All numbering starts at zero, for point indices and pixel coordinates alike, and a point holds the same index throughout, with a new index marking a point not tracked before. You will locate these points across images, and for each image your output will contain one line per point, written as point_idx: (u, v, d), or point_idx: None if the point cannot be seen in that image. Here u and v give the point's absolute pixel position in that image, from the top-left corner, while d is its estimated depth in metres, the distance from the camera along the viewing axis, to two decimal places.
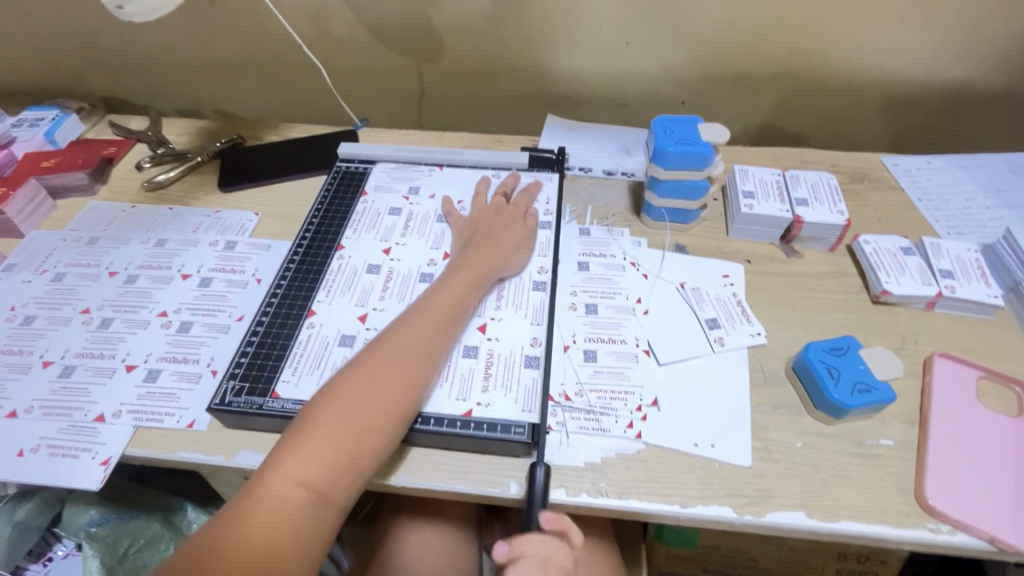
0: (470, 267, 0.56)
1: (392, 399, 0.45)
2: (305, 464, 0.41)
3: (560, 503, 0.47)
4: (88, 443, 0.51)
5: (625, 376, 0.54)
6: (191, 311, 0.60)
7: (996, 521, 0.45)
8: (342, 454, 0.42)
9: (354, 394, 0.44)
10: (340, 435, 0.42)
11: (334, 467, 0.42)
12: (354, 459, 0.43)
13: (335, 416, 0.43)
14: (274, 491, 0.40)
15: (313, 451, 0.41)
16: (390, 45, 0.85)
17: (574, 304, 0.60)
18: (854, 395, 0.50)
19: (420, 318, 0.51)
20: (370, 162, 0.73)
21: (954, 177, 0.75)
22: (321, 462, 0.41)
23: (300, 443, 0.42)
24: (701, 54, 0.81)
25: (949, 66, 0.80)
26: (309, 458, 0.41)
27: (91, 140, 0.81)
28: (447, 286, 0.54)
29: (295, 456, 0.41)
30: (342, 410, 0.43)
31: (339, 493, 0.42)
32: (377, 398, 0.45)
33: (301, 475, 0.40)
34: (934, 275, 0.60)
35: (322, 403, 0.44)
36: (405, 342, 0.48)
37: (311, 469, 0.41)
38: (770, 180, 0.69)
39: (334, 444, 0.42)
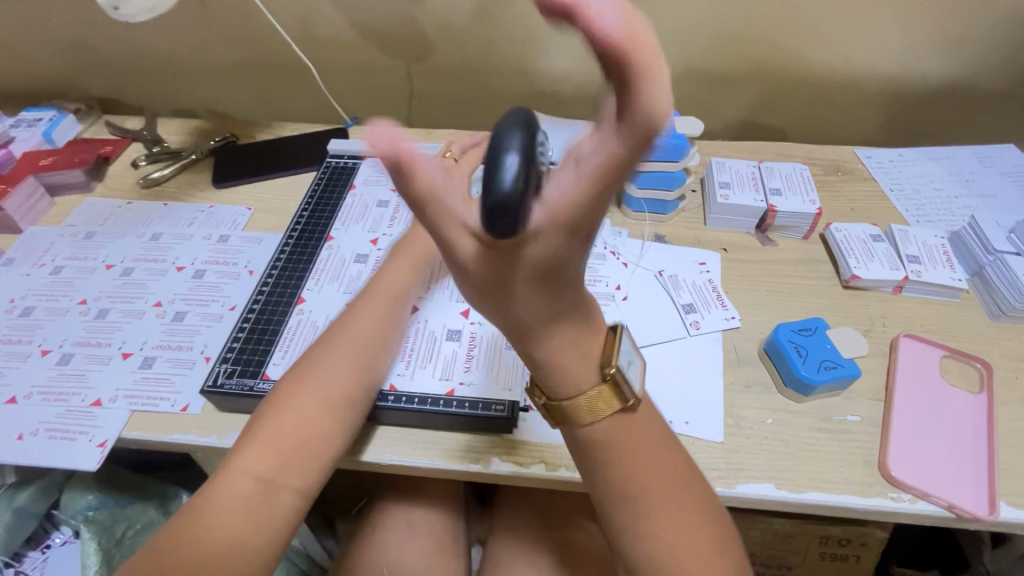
0: (404, 258, 0.58)
1: (337, 390, 0.47)
2: (254, 457, 0.42)
3: (540, 478, 0.49)
4: (85, 426, 0.53)
5: None
6: (184, 301, 0.62)
7: (955, 490, 0.47)
8: (287, 445, 0.44)
9: (300, 388, 0.47)
10: (286, 429, 0.44)
11: (281, 458, 0.43)
12: (300, 448, 0.44)
13: (284, 412, 0.45)
14: (229, 485, 0.40)
15: (260, 445, 0.43)
16: (379, 46, 0.88)
17: None
18: (821, 373, 0.52)
19: (362, 312, 0.53)
20: (360, 158, 0.76)
21: (925, 168, 0.77)
22: (271, 455, 0.43)
23: (249, 441, 0.43)
24: (681, 52, 0.83)
25: (920, 61, 0.83)
26: (256, 452, 0.43)
27: (87, 140, 0.84)
28: (388, 278, 0.56)
29: (250, 450, 0.43)
30: (292, 406, 0.45)
31: (291, 481, 0.43)
32: (320, 389, 0.47)
33: (253, 467, 0.42)
34: (902, 261, 0.63)
35: (271, 404, 0.46)
36: (348, 336, 0.51)
37: (258, 461, 0.42)
38: (745, 172, 0.71)
39: (280, 438, 0.44)
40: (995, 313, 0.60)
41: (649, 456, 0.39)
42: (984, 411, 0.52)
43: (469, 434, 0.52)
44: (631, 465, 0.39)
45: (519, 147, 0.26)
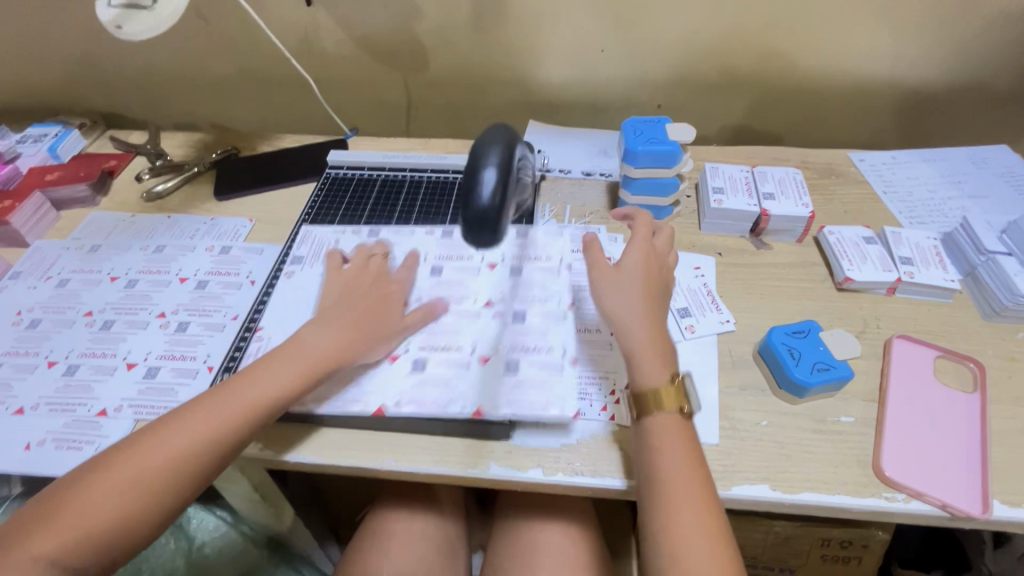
0: (298, 337, 0.52)
1: (166, 480, 0.43)
2: (44, 543, 0.39)
3: (538, 481, 0.50)
4: (90, 435, 0.54)
5: (598, 364, 0.57)
6: (187, 311, 0.63)
7: (948, 489, 0.48)
8: (88, 535, 0.41)
9: (136, 471, 0.43)
10: (92, 517, 0.41)
11: (71, 548, 0.40)
12: (104, 539, 0.41)
13: (93, 496, 0.42)
14: (32, 550, 0.39)
15: (56, 532, 0.40)
16: (377, 58, 0.89)
17: (549, 295, 0.62)
18: (815, 374, 0.53)
19: (231, 388, 0.48)
20: (358, 168, 0.77)
21: (918, 171, 0.78)
22: (63, 542, 0.40)
23: (38, 525, 0.40)
24: (674, 59, 0.85)
25: (912, 65, 0.84)
26: (50, 538, 0.40)
27: (92, 154, 0.85)
28: (269, 359, 0.51)
29: (74, 515, 0.41)
30: (100, 491, 0.42)
31: (79, 573, 0.40)
32: (153, 472, 0.43)
33: (38, 553, 0.39)
34: (895, 263, 0.63)
35: (82, 483, 0.42)
36: (213, 408, 0.47)
37: (47, 548, 0.39)
38: (739, 177, 0.72)
39: (74, 528, 0.40)
40: (988, 312, 0.61)
41: (680, 476, 0.45)
42: (978, 410, 0.53)
43: (467, 438, 0.53)
44: (673, 482, 0.44)
45: (493, 164, 0.43)
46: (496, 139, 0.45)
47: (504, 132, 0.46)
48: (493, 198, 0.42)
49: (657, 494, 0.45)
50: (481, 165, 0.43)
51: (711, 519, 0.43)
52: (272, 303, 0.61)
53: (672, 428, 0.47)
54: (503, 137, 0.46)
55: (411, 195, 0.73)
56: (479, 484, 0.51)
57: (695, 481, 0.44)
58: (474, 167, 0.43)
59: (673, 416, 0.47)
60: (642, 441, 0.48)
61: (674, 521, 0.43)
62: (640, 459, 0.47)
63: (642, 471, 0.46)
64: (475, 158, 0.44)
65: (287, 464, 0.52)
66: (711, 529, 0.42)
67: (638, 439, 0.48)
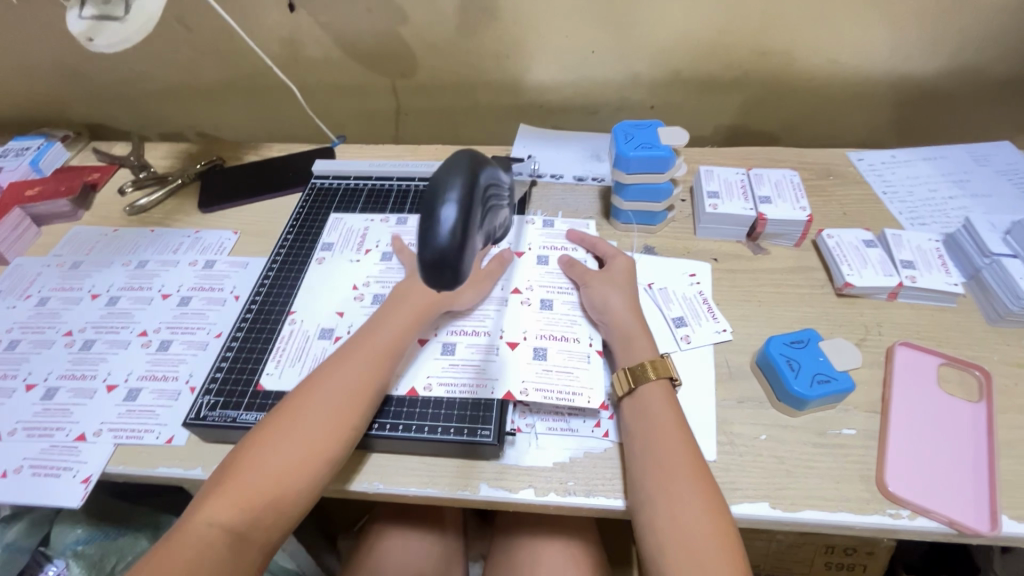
0: (414, 297, 0.56)
1: (323, 444, 0.45)
2: (222, 505, 0.42)
3: (529, 502, 0.48)
4: (69, 462, 0.52)
5: (575, 376, 0.53)
6: (170, 330, 0.62)
7: (955, 505, 0.46)
8: (260, 496, 0.43)
9: (289, 437, 0.45)
10: (262, 480, 0.43)
11: (249, 509, 0.42)
12: (275, 502, 0.43)
13: (255, 462, 0.44)
14: (196, 528, 0.41)
15: (232, 495, 0.42)
16: (363, 63, 0.87)
17: (529, 300, 0.60)
18: (815, 387, 0.51)
19: (355, 353, 0.51)
20: (345, 178, 0.75)
21: (918, 169, 0.76)
22: (236, 505, 0.42)
23: (219, 487, 0.43)
24: (666, 60, 0.83)
25: (910, 61, 0.82)
26: (225, 501, 0.42)
27: (74, 167, 0.83)
28: (387, 323, 0.53)
29: (226, 494, 0.42)
30: (264, 456, 0.44)
31: (260, 533, 0.42)
32: (307, 438, 0.45)
33: (216, 515, 0.41)
34: (896, 267, 0.61)
35: (246, 450, 0.45)
36: (332, 387, 0.48)
37: (226, 510, 0.42)
38: (734, 180, 0.70)
39: (247, 490, 0.42)
40: (993, 317, 0.59)
41: (673, 450, 0.46)
42: (984, 420, 0.51)
43: (454, 458, 0.51)
44: (663, 470, 0.45)
45: (456, 195, 0.33)
46: (458, 161, 0.35)
47: (469, 151, 0.36)
48: (454, 237, 0.33)
49: (651, 461, 0.46)
50: (437, 198, 0.33)
51: (705, 486, 0.44)
52: (269, 307, 0.60)
53: (663, 400, 0.50)
54: (471, 157, 0.36)
55: (399, 205, 0.71)
56: (470, 505, 0.49)
57: (686, 453, 0.46)
58: (432, 199, 0.33)
59: (664, 387, 0.51)
60: (636, 415, 0.49)
61: (670, 487, 0.44)
62: (634, 431, 0.49)
63: (636, 442, 0.48)
64: (432, 188, 0.34)
65: (352, 494, 0.49)
66: (708, 495, 0.44)
67: (634, 413, 0.50)
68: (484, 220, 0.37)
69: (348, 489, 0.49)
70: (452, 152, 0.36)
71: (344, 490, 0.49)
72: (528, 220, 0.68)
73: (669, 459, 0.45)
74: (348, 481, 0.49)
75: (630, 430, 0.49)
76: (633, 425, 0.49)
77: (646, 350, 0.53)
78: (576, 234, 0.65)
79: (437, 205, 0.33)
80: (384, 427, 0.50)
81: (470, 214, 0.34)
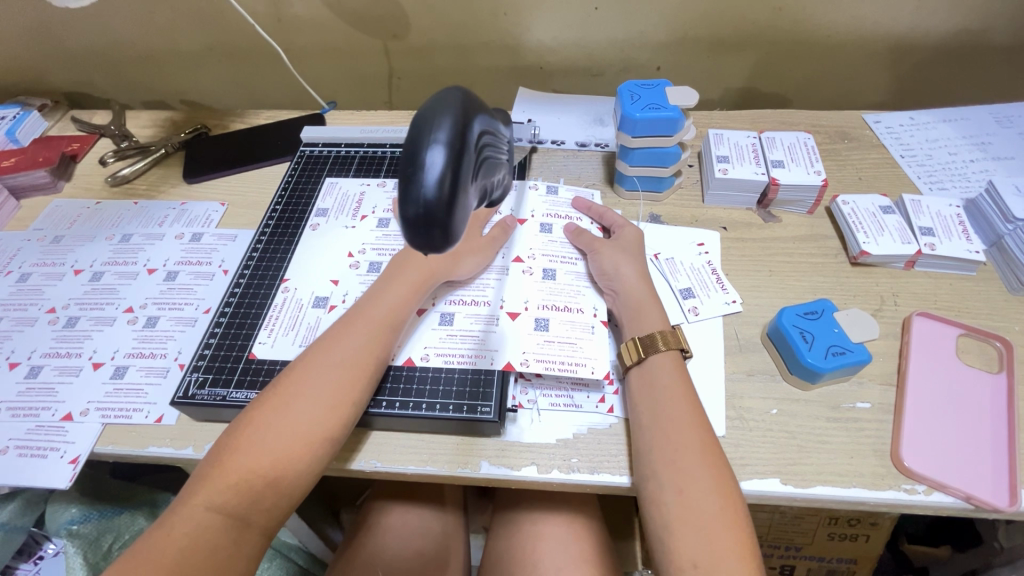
0: (411, 270, 0.53)
1: (320, 422, 0.43)
2: (218, 489, 0.40)
3: (531, 480, 0.47)
4: (55, 442, 0.50)
5: (577, 347, 0.51)
6: (157, 305, 0.59)
7: (973, 480, 0.45)
8: (258, 479, 0.41)
9: (285, 416, 0.43)
10: (259, 461, 0.41)
11: (246, 492, 0.40)
12: (275, 483, 0.41)
13: (251, 444, 0.42)
14: (190, 513, 0.39)
15: (228, 478, 0.40)
16: (352, 24, 0.83)
17: (531, 269, 0.57)
18: (830, 359, 0.49)
19: (350, 329, 0.48)
20: (335, 145, 0.71)
21: (938, 132, 0.72)
22: (234, 487, 0.40)
23: (214, 470, 0.41)
24: (674, 16, 0.78)
25: (932, 16, 0.77)
26: (222, 483, 0.40)
27: (53, 137, 0.80)
28: (385, 297, 0.50)
29: (219, 476, 0.40)
30: (258, 438, 0.42)
31: (260, 516, 0.41)
32: (303, 418, 0.43)
33: (213, 499, 0.40)
34: (915, 233, 0.59)
35: (240, 430, 0.43)
36: (328, 363, 0.46)
37: (222, 494, 0.40)
38: (745, 144, 0.66)
39: (244, 472, 0.41)
40: (1014, 285, 0.57)
41: (681, 424, 0.44)
42: (1003, 392, 0.49)
43: (453, 435, 0.49)
44: (669, 441, 0.43)
45: (443, 139, 0.29)
46: (443, 103, 0.31)
47: (458, 93, 0.32)
48: (442, 187, 0.29)
49: (658, 437, 0.44)
50: (421, 142, 0.30)
51: (715, 465, 0.42)
52: (259, 277, 0.58)
53: (673, 373, 0.48)
54: (460, 99, 0.32)
55: (393, 171, 0.67)
56: (471, 483, 0.48)
57: (692, 427, 0.44)
58: (416, 146, 0.30)
59: (673, 357, 0.49)
60: (643, 389, 0.47)
61: (677, 462, 0.42)
62: (640, 404, 0.47)
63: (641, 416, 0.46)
64: (415, 132, 0.30)
65: (350, 474, 0.48)
66: (717, 474, 0.42)
67: (641, 386, 0.48)
68: (478, 170, 0.33)
69: (345, 468, 0.48)
70: (439, 95, 0.32)
71: (344, 469, 0.48)
72: (530, 185, 0.65)
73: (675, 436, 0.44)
74: (348, 460, 0.48)
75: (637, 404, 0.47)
76: (639, 398, 0.47)
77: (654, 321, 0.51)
78: (582, 203, 0.63)
79: (421, 152, 0.30)
80: (384, 404, 0.48)
81: (460, 160, 0.30)
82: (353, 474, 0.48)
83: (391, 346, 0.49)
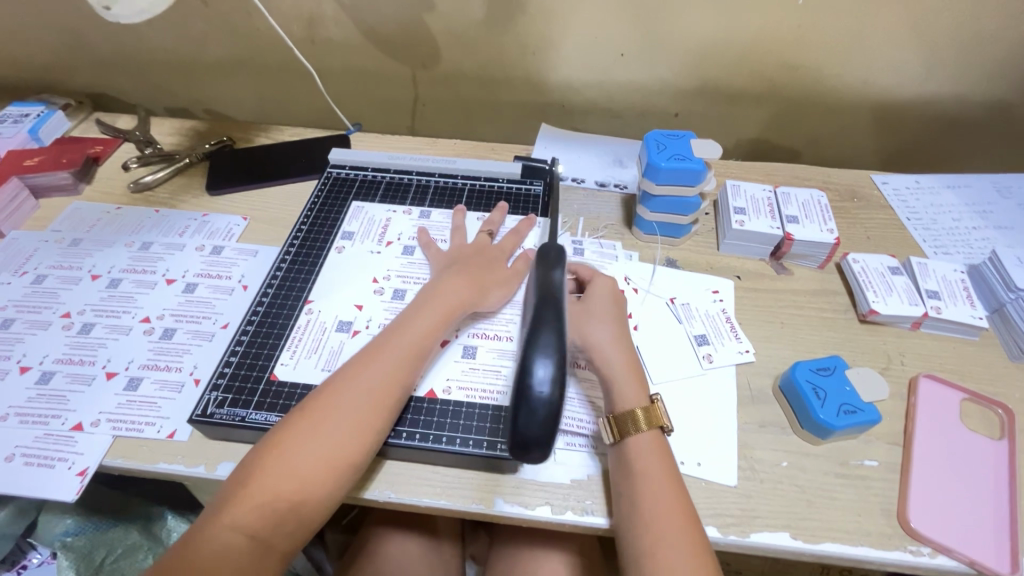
0: (442, 298, 0.53)
1: (347, 450, 0.44)
2: (244, 510, 0.40)
3: (544, 520, 0.47)
4: (63, 453, 0.49)
5: (595, 406, 0.53)
6: (175, 317, 0.59)
7: (976, 545, 0.46)
8: (284, 503, 0.41)
9: (313, 441, 0.43)
10: (285, 484, 0.41)
11: (273, 516, 0.41)
12: (299, 508, 0.41)
13: (279, 467, 0.42)
14: (215, 536, 0.39)
15: (254, 501, 0.40)
16: (384, 50, 0.85)
17: None
18: (841, 417, 0.50)
19: (380, 354, 0.48)
20: (362, 168, 0.72)
21: (942, 197, 0.75)
22: (260, 511, 0.40)
23: (240, 491, 0.41)
24: (695, 67, 0.81)
25: (938, 85, 0.81)
26: (249, 506, 0.40)
27: (77, 139, 0.80)
28: (414, 324, 0.51)
29: (244, 501, 0.40)
30: (289, 461, 0.42)
31: (282, 541, 0.41)
32: (332, 445, 0.43)
33: (239, 521, 0.40)
34: (921, 296, 0.61)
35: (268, 453, 0.43)
36: (358, 391, 0.46)
37: (249, 515, 0.40)
38: (761, 197, 0.69)
39: (271, 495, 0.41)
40: (1016, 353, 0.59)
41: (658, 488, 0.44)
42: (1005, 459, 0.51)
43: (470, 470, 0.49)
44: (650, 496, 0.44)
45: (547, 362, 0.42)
46: (560, 255, 0.51)
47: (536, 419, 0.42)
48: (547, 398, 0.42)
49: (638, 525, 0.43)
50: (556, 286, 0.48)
51: (695, 541, 0.42)
52: (284, 297, 0.58)
53: (653, 453, 0.46)
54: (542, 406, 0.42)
55: (419, 198, 0.69)
56: (484, 520, 0.48)
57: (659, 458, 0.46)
58: (545, 279, 0.48)
59: (654, 435, 0.48)
60: (620, 471, 0.46)
61: (659, 554, 0.41)
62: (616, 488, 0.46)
63: (622, 497, 0.45)
64: (542, 282, 0.48)
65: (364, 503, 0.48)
66: (694, 539, 0.42)
67: (617, 467, 0.47)
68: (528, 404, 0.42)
69: (359, 497, 0.47)
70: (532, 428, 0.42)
71: (359, 498, 0.48)
72: None
73: (657, 495, 0.44)
74: (364, 488, 0.48)
75: (617, 484, 0.46)
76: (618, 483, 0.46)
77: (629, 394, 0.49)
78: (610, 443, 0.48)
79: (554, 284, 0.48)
80: (403, 435, 0.49)
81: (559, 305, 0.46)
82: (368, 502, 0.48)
83: (418, 373, 0.50)
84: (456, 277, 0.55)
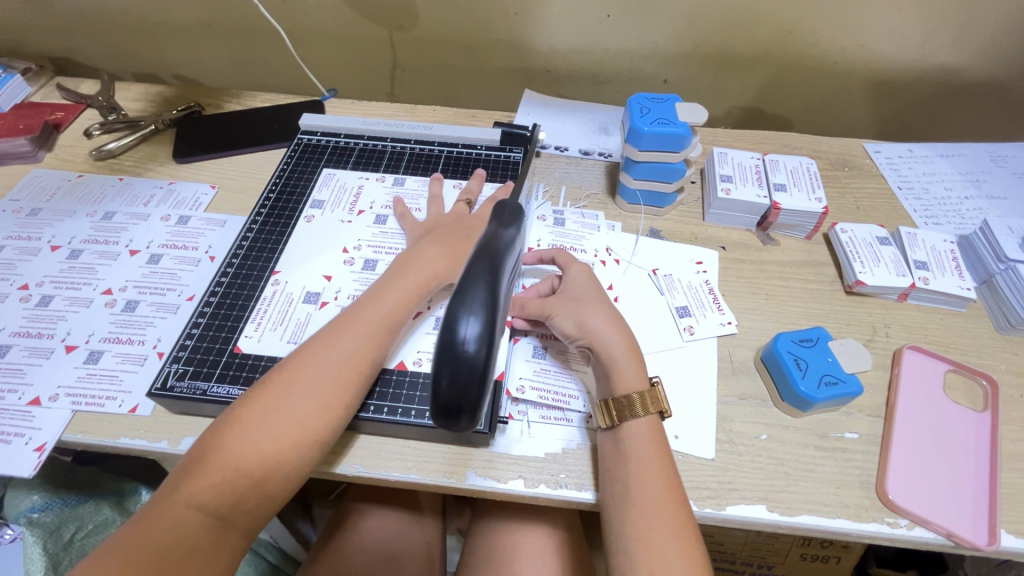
0: (414, 270, 0.50)
1: (309, 427, 0.42)
2: (202, 488, 0.39)
3: (517, 493, 0.46)
4: (21, 428, 0.48)
5: (571, 379, 0.51)
6: (138, 289, 0.57)
7: (954, 518, 0.45)
8: (243, 479, 0.40)
9: (272, 417, 0.41)
10: (241, 460, 0.40)
11: (232, 494, 0.39)
12: (260, 484, 0.40)
13: (235, 441, 0.40)
14: (170, 512, 0.38)
15: (209, 478, 0.39)
16: (359, 11, 0.81)
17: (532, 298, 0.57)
18: (822, 389, 0.49)
19: (347, 329, 0.46)
20: (334, 135, 0.69)
21: (935, 166, 0.73)
22: (216, 488, 0.39)
23: (196, 467, 0.39)
24: (684, 30, 0.77)
25: (936, 51, 0.78)
26: (205, 482, 0.39)
27: (37, 104, 0.76)
28: (384, 296, 0.49)
29: (199, 477, 0.39)
30: (244, 437, 0.40)
31: (243, 517, 0.40)
32: (291, 423, 0.41)
33: (195, 498, 0.38)
34: (909, 266, 0.59)
35: (226, 428, 0.41)
36: (318, 369, 0.44)
37: (206, 492, 0.39)
38: (749, 165, 0.66)
39: (228, 471, 0.39)
40: (1002, 325, 0.57)
41: (652, 474, 0.43)
42: (987, 432, 0.50)
43: (443, 444, 0.48)
44: (643, 479, 0.42)
45: (476, 317, 0.33)
46: (518, 214, 0.40)
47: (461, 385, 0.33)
48: (473, 359, 0.33)
49: (632, 511, 0.42)
50: (504, 245, 0.37)
51: (685, 524, 0.41)
52: (250, 267, 0.56)
53: (648, 440, 0.45)
54: (467, 368, 0.33)
55: (394, 166, 0.66)
56: (456, 494, 0.47)
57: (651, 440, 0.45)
58: (493, 234, 0.38)
59: (650, 420, 0.46)
60: (615, 456, 0.45)
61: (647, 538, 0.40)
62: (609, 473, 0.44)
63: (613, 478, 0.44)
64: (485, 236, 0.37)
65: (334, 477, 0.47)
66: (684, 525, 0.41)
67: (612, 453, 0.45)
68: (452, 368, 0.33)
69: (327, 471, 0.46)
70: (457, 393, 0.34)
71: (328, 472, 0.46)
72: (538, 215, 0.65)
73: (648, 477, 0.42)
74: (334, 463, 0.46)
75: (608, 466, 0.45)
76: (612, 468, 0.44)
77: (628, 373, 0.47)
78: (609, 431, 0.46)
79: (502, 239, 0.38)
80: (373, 409, 0.47)
81: (498, 258, 0.36)
82: (339, 477, 0.47)
83: (389, 348, 0.48)
84: (431, 248, 0.53)
